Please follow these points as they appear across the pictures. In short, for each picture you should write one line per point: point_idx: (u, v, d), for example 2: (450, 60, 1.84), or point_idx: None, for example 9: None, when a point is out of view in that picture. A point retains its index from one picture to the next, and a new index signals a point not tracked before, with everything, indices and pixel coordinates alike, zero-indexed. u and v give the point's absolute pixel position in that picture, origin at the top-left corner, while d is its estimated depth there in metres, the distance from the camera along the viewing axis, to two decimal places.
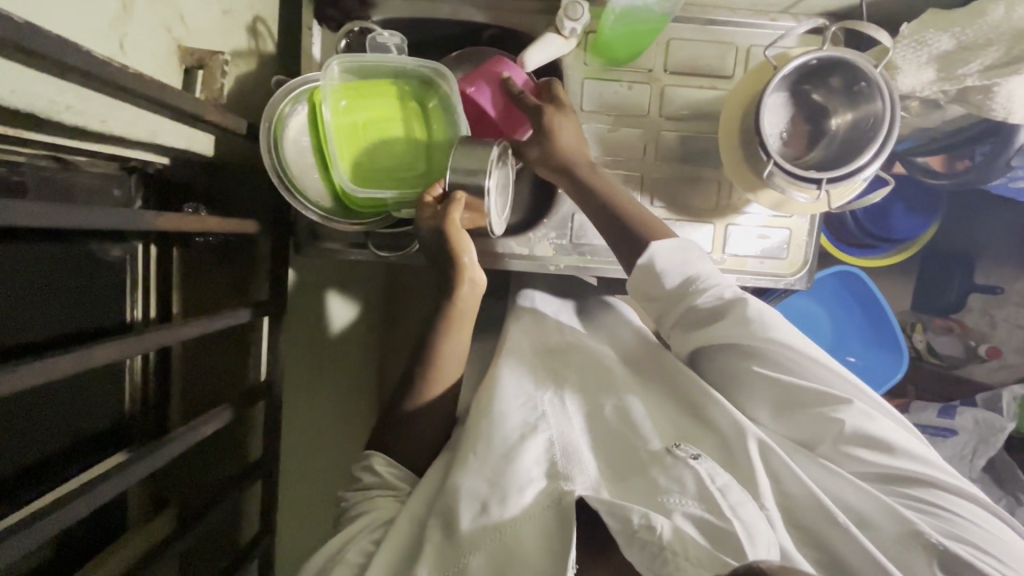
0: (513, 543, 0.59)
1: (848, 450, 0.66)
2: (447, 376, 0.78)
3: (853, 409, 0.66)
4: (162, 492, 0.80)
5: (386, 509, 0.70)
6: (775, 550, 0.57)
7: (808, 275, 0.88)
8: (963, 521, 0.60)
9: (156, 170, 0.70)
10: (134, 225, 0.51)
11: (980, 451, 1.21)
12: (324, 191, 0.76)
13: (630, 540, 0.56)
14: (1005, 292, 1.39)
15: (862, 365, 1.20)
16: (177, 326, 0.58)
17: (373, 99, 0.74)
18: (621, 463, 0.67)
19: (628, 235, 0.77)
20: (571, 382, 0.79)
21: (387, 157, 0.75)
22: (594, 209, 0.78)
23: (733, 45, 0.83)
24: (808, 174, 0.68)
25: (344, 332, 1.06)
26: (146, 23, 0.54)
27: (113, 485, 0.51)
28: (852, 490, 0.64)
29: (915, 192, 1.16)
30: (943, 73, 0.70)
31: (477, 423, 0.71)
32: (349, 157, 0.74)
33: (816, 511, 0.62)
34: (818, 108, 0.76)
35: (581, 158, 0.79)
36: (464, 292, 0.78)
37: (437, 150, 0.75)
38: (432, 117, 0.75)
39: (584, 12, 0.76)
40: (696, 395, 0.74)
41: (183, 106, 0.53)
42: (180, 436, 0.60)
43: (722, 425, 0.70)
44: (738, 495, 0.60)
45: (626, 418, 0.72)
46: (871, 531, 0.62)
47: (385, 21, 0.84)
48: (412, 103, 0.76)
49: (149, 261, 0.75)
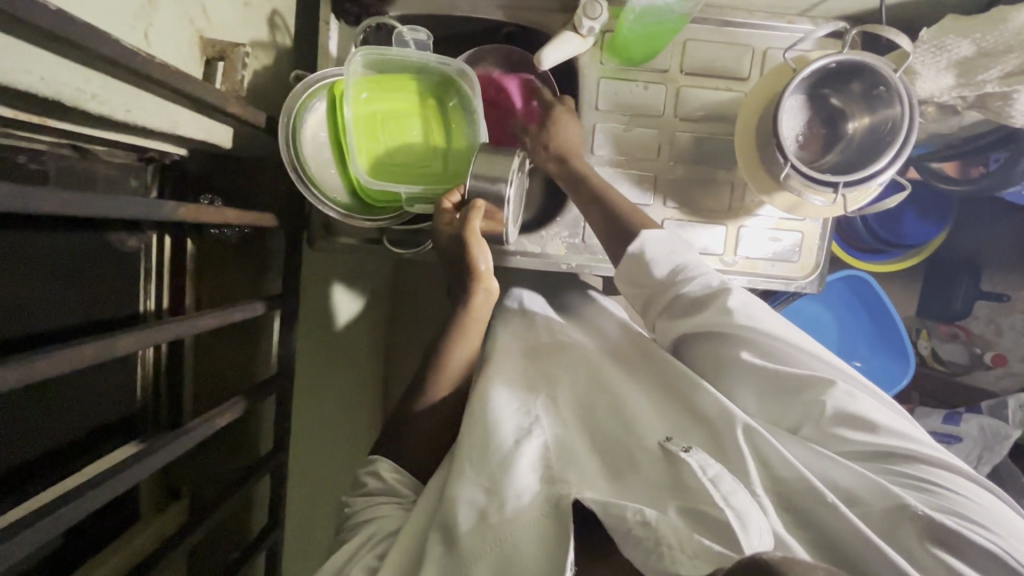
0: (510, 541, 0.60)
1: (833, 432, 0.65)
2: (453, 374, 0.79)
3: (836, 390, 0.66)
4: (172, 483, 0.81)
5: (392, 518, 0.70)
6: (767, 537, 0.55)
7: (819, 278, 0.88)
8: (949, 492, 0.59)
9: (173, 161, 0.71)
10: (158, 215, 0.51)
11: (985, 458, 1.21)
12: (341, 186, 0.77)
13: (625, 539, 0.57)
14: (1011, 300, 1.37)
15: (868, 369, 1.20)
16: (195, 317, 0.58)
17: (393, 95, 0.76)
18: (612, 456, 0.69)
19: (617, 227, 0.78)
20: (562, 381, 0.79)
21: (405, 154, 0.76)
22: (587, 204, 0.80)
23: (750, 47, 0.83)
24: (825, 178, 0.67)
25: (353, 326, 1.06)
26: (169, 14, 0.54)
27: (129, 475, 0.51)
28: (839, 469, 0.63)
29: (926, 198, 1.16)
30: (962, 79, 0.70)
31: (472, 425, 0.71)
32: (368, 152, 0.74)
33: (803, 493, 0.61)
34: (835, 112, 0.76)
35: (580, 155, 0.81)
36: (479, 301, 0.78)
37: (454, 150, 0.77)
38: (451, 115, 0.77)
39: (603, 11, 0.75)
40: (685, 389, 0.74)
41: (206, 97, 0.53)
42: (195, 427, 0.60)
43: (710, 414, 0.70)
44: (730, 484, 0.59)
45: (620, 411, 0.73)
46: (862, 508, 0.60)
47: (402, 17, 0.84)
48: (430, 101, 0.77)
49: (163, 252, 0.75)
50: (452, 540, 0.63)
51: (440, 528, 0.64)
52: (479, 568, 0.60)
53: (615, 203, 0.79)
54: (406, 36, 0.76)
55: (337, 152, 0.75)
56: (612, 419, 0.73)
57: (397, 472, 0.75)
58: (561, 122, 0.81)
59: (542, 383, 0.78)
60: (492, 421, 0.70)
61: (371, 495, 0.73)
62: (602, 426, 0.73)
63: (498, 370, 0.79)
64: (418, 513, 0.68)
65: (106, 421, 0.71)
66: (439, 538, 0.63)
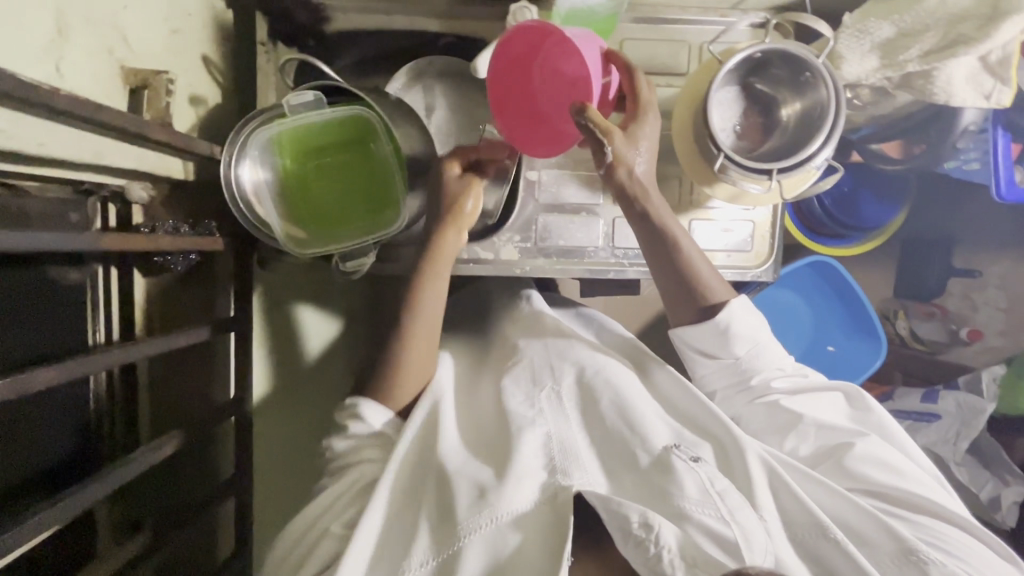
0: (506, 547, 0.60)
1: (857, 475, 0.69)
2: (424, 372, 0.77)
3: (867, 441, 0.71)
4: (135, 514, 0.77)
5: (372, 469, 0.69)
6: (771, 558, 0.59)
7: (773, 266, 0.89)
8: (946, 535, 0.64)
9: (114, 191, 0.69)
10: (81, 247, 0.50)
11: (964, 434, 1.18)
12: (298, 233, 0.75)
13: (625, 538, 0.58)
14: (983, 275, 1.39)
15: (842, 354, 1.21)
16: (132, 346, 0.59)
17: (319, 145, 0.74)
18: (616, 458, 0.69)
19: (692, 287, 0.76)
20: (566, 373, 0.76)
21: (346, 199, 0.77)
22: (643, 232, 0.75)
23: (686, 42, 0.84)
24: (758, 165, 0.68)
25: (324, 354, 1.01)
26: (83, 46, 0.55)
27: (75, 503, 0.51)
28: (848, 504, 0.66)
29: (880, 180, 1.15)
30: (885, 60, 0.72)
31: (485, 432, 0.73)
32: (309, 206, 0.75)
33: (806, 525, 0.63)
34: (769, 100, 0.77)
35: (645, 184, 0.74)
36: (449, 240, 0.77)
37: (388, 189, 0.77)
38: (379, 157, 0.76)
39: (533, 15, 0.76)
40: (692, 409, 0.75)
41: (125, 125, 0.53)
42: (134, 461, 0.59)
43: (721, 433, 0.71)
44: (735, 499, 0.62)
45: (626, 416, 0.71)
46: (870, 549, 0.63)
47: (339, 35, 0.85)
48: (355, 144, 0.76)
49: (110, 284, 0.73)
50: (440, 522, 0.62)
51: (407, 531, 0.64)
52: (473, 555, 0.59)
53: (691, 258, 0.75)
54: (293, 103, 0.70)
55: (288, 205, 0.75)
56: (618, 421, 0.70)
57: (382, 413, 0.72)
58: (644, 142, 0.73)
59: (548, 375, 0.76)
60: (506, 422, 0.70)
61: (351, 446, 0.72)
62: (609, 428, 0.71)
63: (511, 373, 0.77)
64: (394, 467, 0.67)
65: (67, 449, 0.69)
66: (422, 528, 0.62)
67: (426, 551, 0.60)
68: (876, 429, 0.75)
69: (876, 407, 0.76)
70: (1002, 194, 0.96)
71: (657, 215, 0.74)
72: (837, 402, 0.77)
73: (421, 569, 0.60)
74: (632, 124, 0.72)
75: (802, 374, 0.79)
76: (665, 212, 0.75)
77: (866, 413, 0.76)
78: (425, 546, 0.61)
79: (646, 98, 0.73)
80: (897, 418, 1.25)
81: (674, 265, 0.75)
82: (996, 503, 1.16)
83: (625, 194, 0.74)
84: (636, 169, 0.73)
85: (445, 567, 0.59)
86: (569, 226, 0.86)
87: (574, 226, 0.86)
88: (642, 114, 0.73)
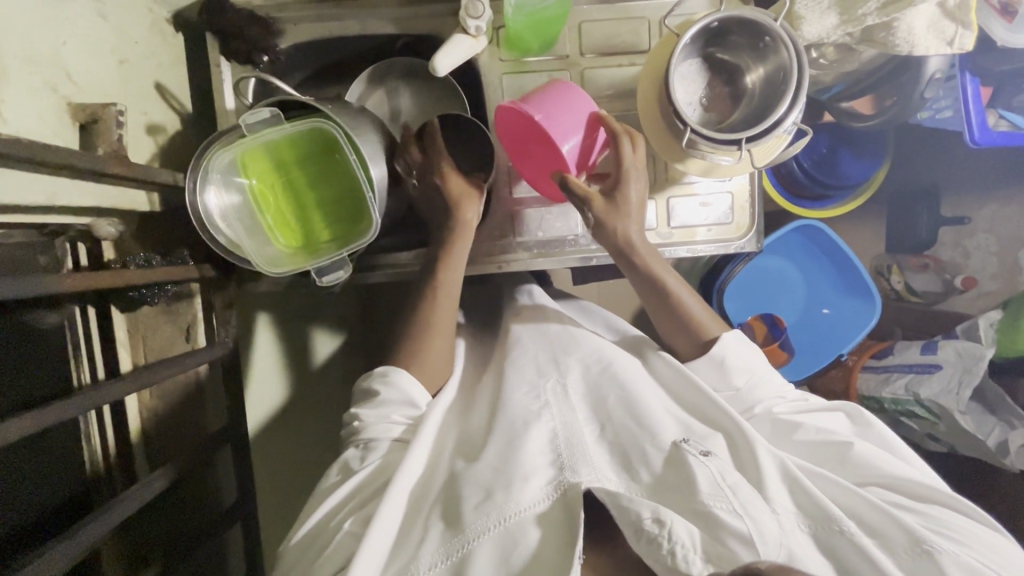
0: (522, 546, 0.58)
1: (868, 481, 0.66)
2: (422, 369, 0.77)
3: (870, 446, 0.68)
4: (140, 548, 0.76)
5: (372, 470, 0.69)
6: (783, 551, 0.56)
7: (756, 236, 0.87)
8: (961, 527, 0.61)
9: (79, 229, 0.66)
10: (45, 290, 0.49)
11: (966, 381, 1.12)
12: (276, 253, 0.74)
13: (636, 535, 0.56)
14: (973, 221, 1.36)
15: (835, 314, 1.20)
16: (115, 382, 0.59)
17: (291, 162, 0.74)
18: (624, 453, 0.67)
19: (666, 292, 0.77)
20: (571, 366, 0.77)
21: (322, 217, 0.77)
22: (629, 264, 0.76)
23: (646, 19, 0.83)
24: (726, 137, 0.67)
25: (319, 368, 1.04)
26: (25, 85, 0.54)
27: (48, 559, 0.49)
28: (859, 495, 0.62)
29: (856, 137, 1.14)
30: (845, 15, 0.73)
31: (495, 420, 0.72)
32: (286, 224, 0.75)
33: (818, 518, 0.60)
34: (731, 68, 0.75)
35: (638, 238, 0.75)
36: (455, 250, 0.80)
37: (361, 202, 0.76)
38: (349, 170, 0.75)
39: (485, 7, 0.73)
40: (696, 396, 0.74)
41: (81, 163, 0.52)
42: (124, 499, 0.60)
43: (724, 422, 0.70)
44: (747, 494, 0.60)
45: (632, 409, 0.70)
46: (882, 540, 0.60)
47: (293, 47, 0.84)
48: (325, 158, 0.75)
49: (90, 322, 0.72)
50: (450, 522, 0.61)
51: (406, 538, 0.62)
52: (483, 553, 0.57)
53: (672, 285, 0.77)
54: (249, 120, 0.68)
55: (254, 226, 0.74)
56: (626, 416, 0.70)
57: (414, 379, 0.75)
58: (633, 204, 0.74)
59: (552, 368, 0.77)
60: (508, 416, 0.71)
61: (380, 427, 0.70)
62: (614, 420, 0.70)
63: (513, 371, 0.78)
64: (408, 462, 0.67)
65: (55, 477, 0.67)
66: (433, 529, 0.61)
67: (436, 552, 0.59)
68: (882, 444, 0.71)
69: (878, 424, 0.73)
70: (975, 138, 0.98)
71: (638, 257, 0.75)
72: (838, 420, 0.73)
73: (433, 570, 0.58)
74: (631, 192, 0.74)
75: (802, 398, 0.76)
76: (645, 246, 0.76)
77: (868, 428, 0.72)
78: (434, 547, 0.59)
79: (639, 160, 0.74)
80: (900, 373, 1.23)
81: (655, 276, 0.76)
82: (1004, 448, 1.10)
83: (619, 249, 0.76)
84: (628, 231, 0.74)
85: (458, 568, 0.57)
86: (547, 217, 0.85)
87: (551, 216, 0.85)
88: (625, 180, 0.73)
